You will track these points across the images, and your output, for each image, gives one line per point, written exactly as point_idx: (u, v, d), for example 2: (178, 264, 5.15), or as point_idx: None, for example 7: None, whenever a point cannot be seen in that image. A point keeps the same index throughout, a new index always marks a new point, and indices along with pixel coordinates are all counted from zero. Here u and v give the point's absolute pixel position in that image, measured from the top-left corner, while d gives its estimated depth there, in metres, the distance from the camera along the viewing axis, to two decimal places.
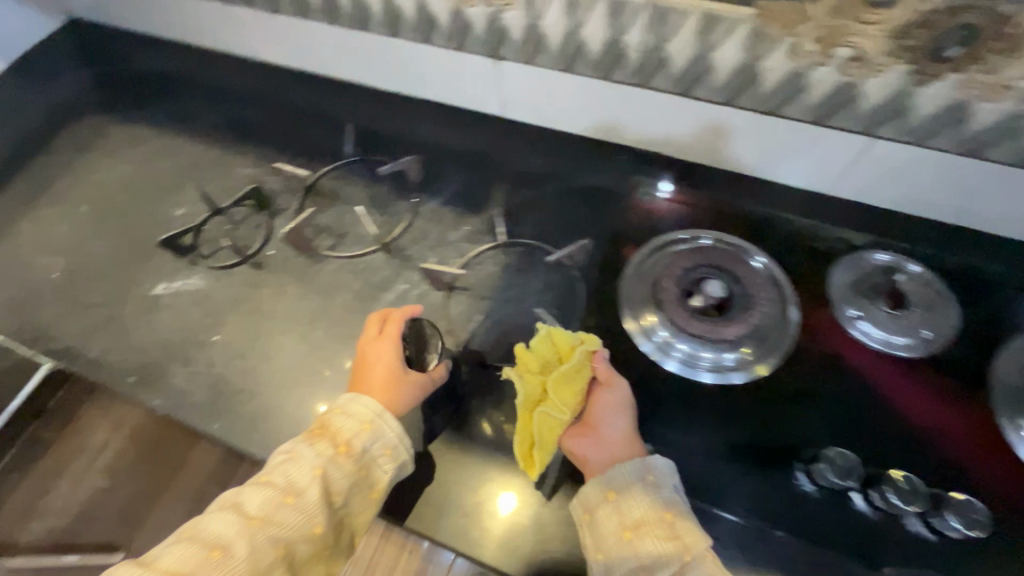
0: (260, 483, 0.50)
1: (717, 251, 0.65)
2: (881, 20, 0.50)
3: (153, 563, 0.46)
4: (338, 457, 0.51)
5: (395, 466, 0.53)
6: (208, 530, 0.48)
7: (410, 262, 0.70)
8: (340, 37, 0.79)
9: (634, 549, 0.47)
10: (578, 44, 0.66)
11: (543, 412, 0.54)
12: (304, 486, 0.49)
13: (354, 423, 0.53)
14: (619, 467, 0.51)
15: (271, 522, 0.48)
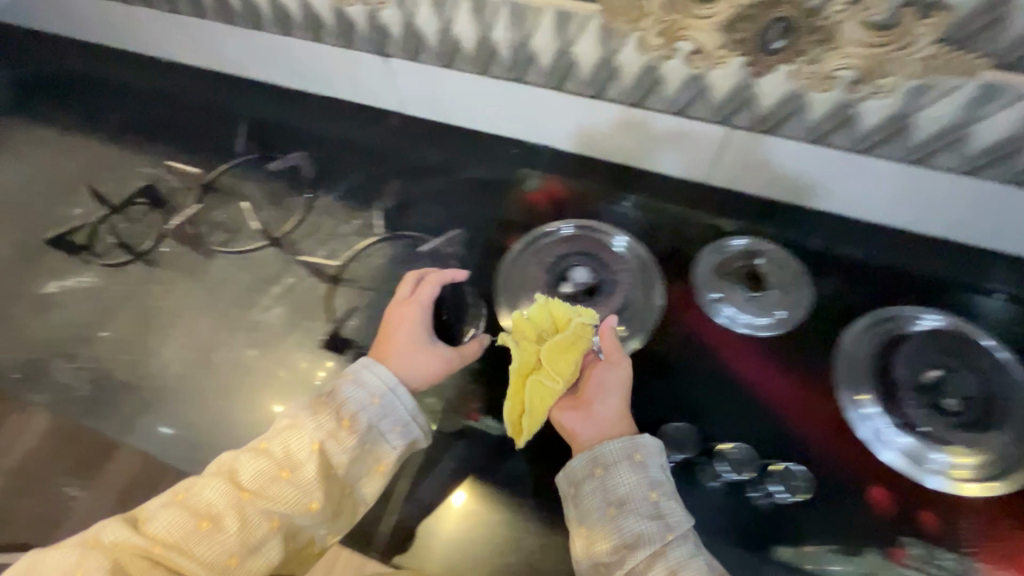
0: (259, 455, 0.50)
1: (585, 238, 0.67)
2: (709, 15, 0.53)
3: (149, 526, 0.48)
4: (338, 432, 0.51)
5: (403, 443, 0.53)
6: (202, 498, 0.48)
7: (298, 256, 0.71)
8: (235, 35, 0.80)
9: (619, 526, 0.47)
10: (453, 41, 0.68)
11: (537, 379, 0.55)
12: (301, 461, 0.50)
13: (364, 399, 0.52)
14: (608, 443, 0.50)
15: (263, 496, 0.49)
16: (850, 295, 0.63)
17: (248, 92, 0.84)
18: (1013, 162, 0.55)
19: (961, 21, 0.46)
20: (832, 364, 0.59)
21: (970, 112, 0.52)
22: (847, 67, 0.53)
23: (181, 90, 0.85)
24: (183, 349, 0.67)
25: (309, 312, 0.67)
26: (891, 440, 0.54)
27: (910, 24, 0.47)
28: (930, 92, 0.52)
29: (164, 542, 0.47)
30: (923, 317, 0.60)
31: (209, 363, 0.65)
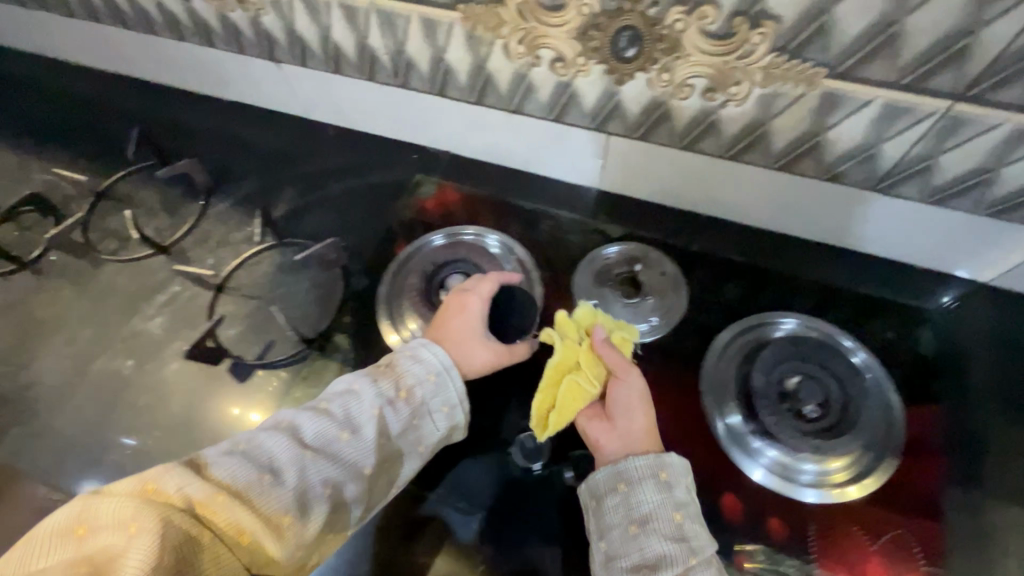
0: (323, 412, 0.49)
1: (464, 246, 0.67)
2: (561, 23, 0.53)
3: (211, 472, 0.43)
4: (396, 401, 0.50)
5: (445, 427, 0.52)
6: (263, 450, 0.46)
7: (185, 265, 0.71)
8: (132, 39, 0.79)
9: (642, 549, 0.44)
10: (335, 47, 0.68)
11: (573, 379, 0.54)
12: (363, 424, 0.49)
13: (422, 374, 0.52)
14: (634, 458, 0.48)
15: (324, 454, 0.47)
16: (726, 302, 0.64)
17: (151, 98, 0.83)
18: (869, 169, 0.55)
19: (790, 31, 0.46)
20: (698, 370, 0.59)
21: (819, 121, 0.53)
22: (698, 75, 0.52)
23: (83, 97, 0.84)
24: (61, 360, 0.66)
25: (190, 322, 0.67)
26: (758, 452, 0.54)
27: (744, 33, 0.47)
28: (779, 100, 0.52)
29: (229, 491, 0.42)
30: (781, 323, 0.61)
31: (85, 374, 0.65)
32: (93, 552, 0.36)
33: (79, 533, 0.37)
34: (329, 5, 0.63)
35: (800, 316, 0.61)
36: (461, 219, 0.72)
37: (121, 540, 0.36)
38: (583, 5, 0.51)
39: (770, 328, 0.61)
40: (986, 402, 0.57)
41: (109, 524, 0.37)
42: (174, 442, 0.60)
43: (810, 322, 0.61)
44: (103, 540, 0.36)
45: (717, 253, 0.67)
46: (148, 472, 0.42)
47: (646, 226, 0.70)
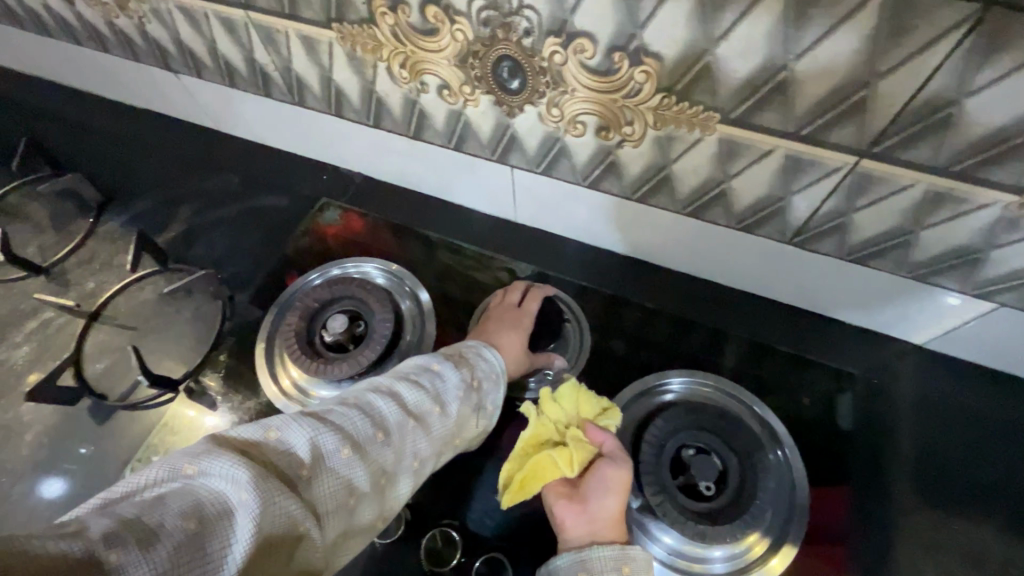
0: (416, 382, 0.44)
1: (350, 281, 0.61)
2: (438, 49, 0.47)
3: (325, 421, 0.38)
4: (471, 389, 0.47)
5: (485, 428, 0.49)
6: (373, 408, 0.41)
7: (65, 289, 0.66)
8: (29, 40, 0.74)
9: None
10: (225, 60, 0.62)
11: (551, 456, 0.46)
12: (450, 402, 0.45)
13: (486, 369, 0.49)
14: (599, 548, 0.43)
15: (422, 424, 0.42)
16: (634, 356, 0.58)
17: (50, 103, 0.78)
18: (782, 222, 0.50)
19: (674, 71, 0.40)
20: None
21: (722, 168, 0.47)
22: (587, 112, 0.47)
23: None
24: None
25: (60, 353, 0.62)
26: (662, 544, 0.48)
27: (627, 70, 0.42)
28: (676, 144, 0.46)
29: (347, 444, 0.37)
30: (668, 385, 0.56)
31: None
32: (199, 500, 0.29)
33: (190, 473, 0.30)
34: (207, 16, 0.57)
35: (691, 375, 0.56)
36: (364, 248, 0.67)
37: (234, 497, 0.30)
38: (455, 30, 0.45)
39: (658, 389, 0.55)
40: (901, 481, 0.52)
41: (229, 474, 0.31)
42: (25, 487, 0.56)
43: (701, 382, 0.55)
44: (217, 488, 0.30)
45: (632, 298, 0.62)
46: (268, 420, 0.36)
47: (559, 264, 0.64)
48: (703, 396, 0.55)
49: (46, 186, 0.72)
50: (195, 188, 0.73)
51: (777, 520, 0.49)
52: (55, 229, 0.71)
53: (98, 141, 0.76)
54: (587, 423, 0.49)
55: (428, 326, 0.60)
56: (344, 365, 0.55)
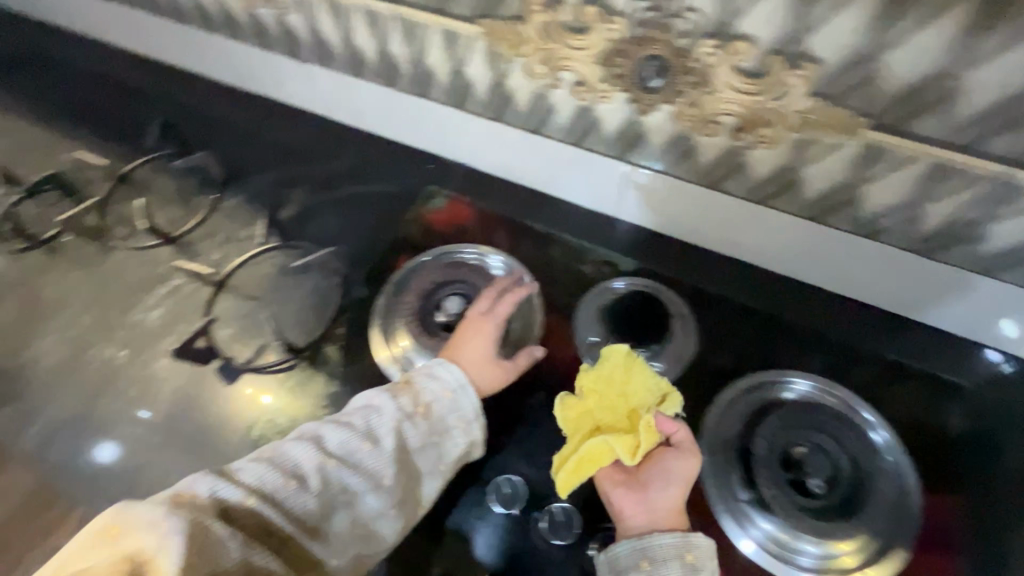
0: (344, 425, 0.50)
1: (467, 269, 0.65)
2: (585, 46, 0.50)
3: (238, 476, 0.45)
4: (415, 416, 0.51)
5: (464, 442, 0.52)
6: (289, 458, 0.47)
7: (191, 259, 0.71)
8: (169, 28, 0.81)
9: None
10: (356, 51, 0.66)
11: (609, 444, 0.49)
12: (382, 436, 0.49)
13: (435, 390, 0.52)
14: (660, 536, 0.45)
15: (348, 462, 0.48)
16: (739, 354, 0.59)
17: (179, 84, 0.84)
18: (910, 229, 0.51)
19: (833, 76, 0.42)
20: (701, 425, 0.55)
21: (858, 172, 0.48)
22: (726, 113, 0.49)
23: (119, 79, 0.86)
24: (61, 342, 0.67)
25: (189, 316, 0.67)
26: (757, 534, 0.49)
27: (781, 73, 0.43)
28: (813, 148, 0.48)
29: (258, 493, 0.44)
30: (791, 384, 0.56)
31: (83, 359, 0.65)
32: (126, 552, 0.36)
33: (115, 534, 0.37)
34: (353, 8, 0.61)
35: (815, 379, 0.56)
36: (469, 236, 0.70)
37: (159, 534, 0.37)
38: (608, 30, 0.47)
39: (781, 387, 0.56)
40: (1018, 501, 0.51)
41: (142, 525, 0.38)
42: (157, 435, 0.60)
43: (825, 387, 0.56)
44: (143, 537, 0.37)
45: (738, 298, 0.62)
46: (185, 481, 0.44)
47: (664, 261, 0.65)
48: (824, 400, 0.55)
49: (180, 162, 0.78)
50: (309, 171, 0.77)
51: (877, 528, 0.49)
52: (181, 201, 0.76)
53: (222, 122, 0.81)
54: (659, 414, 0.51)
55: (535, 317, 0.62)
56: None
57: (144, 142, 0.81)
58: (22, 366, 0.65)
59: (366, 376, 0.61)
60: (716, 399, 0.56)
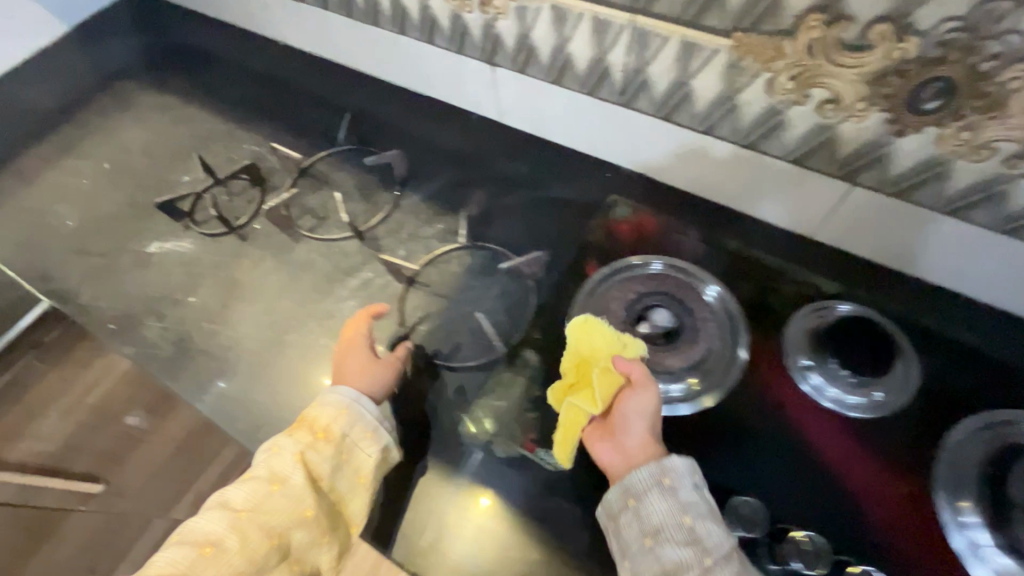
0: (247, 478, 0.54)
1: (681, 283, 0.64)
2: (858, 64, 0.48)
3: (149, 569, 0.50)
4: (317, 443, 0.55)
5: (376, 450, 0.57)
6: (199, 530, 0.52)
7: (379, 253, 0.73)
8: (358, 31, 0.84)
9: (686, 565, 0.45)
10: (566, 57, 0.66)
11: (574, 402, 0.53)
12: (289, 473, 0.54)
13: (333, 413, 0.57)
14: (636, 472, 0.49)
15: (259, 511, 0.52)
16: (966, 392, 0.57)
17: (362, 88, 0.88)
18: None
19: None
20: (937, 455, 0.54)
21: None
22: (1010, 139, 0.47)
23: (308, 83, 0.91)
24: (260, 326, 0.69)
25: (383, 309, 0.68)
26: (996, 565, 0.48)
27: None
28: None
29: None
30: None
31: (282, 344, 0.67)
32: None
33: None
34: (580, 17, 0.61)
35: None
36: (657, 248, 0.69)
37: None
38: (895, 49, 0.46)
39: None
40: None
41: None
42: None
43: None
44: None
45: (960, 335, 0.60)
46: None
47: (876, 290, 0.63)
48: None
49: (372, 160, 0.79)
50: (489, 176, 0.79)
51: None
52: (364, 195, 0.79)
53: (405, 124, 0.84)
54: (615, 357, 0.54)
55: (743, 335, 0.61)
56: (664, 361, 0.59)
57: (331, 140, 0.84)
58: (225, 346, 0.68)
59: None
60: (947, 435, 0.55)
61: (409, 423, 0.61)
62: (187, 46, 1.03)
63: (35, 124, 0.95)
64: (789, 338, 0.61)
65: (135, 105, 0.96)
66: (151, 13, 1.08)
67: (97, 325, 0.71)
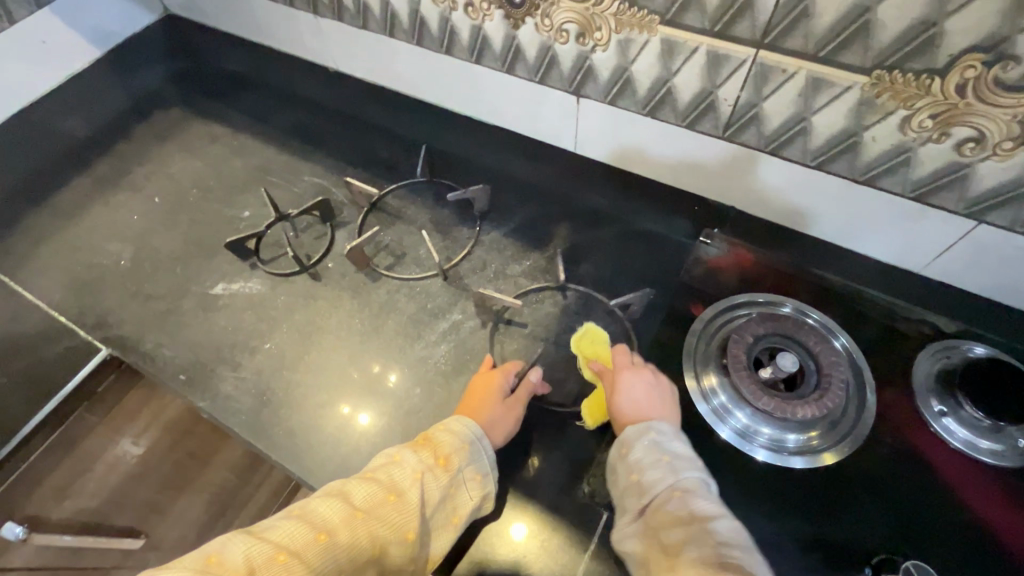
0: (369, 478, 0.51)
1: (810, 326, 0.61)
2: (1012, 105, 0.47)
3: (267, 534, 0.47)
4: (435, 469, 0.52)
5: (477, 496, 0.52)
6: (316, 513, 0.49)
7: (466, 293, 0.69)
8: (428, 60, 0.81)
9: (637, 509, 0.49)
10: (667, 90, 0.64)
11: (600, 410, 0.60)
12: (406, 489, 0.51)
13: (458, 443, 0.54)
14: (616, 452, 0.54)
15: (372, 516, 0.49)
16: None
17: (431, 121, 0.86)
18: None
19: None
20: None
21: None
22: None
23: (374, 117, 0.89)
24: (348, 374, 0.65)
25: (477, 354, 0.65)
26: None
27: None
28: None
29: (287, 551, 0.46)
30: None
31: (370, 394, 0.64)
32: None
33: None
34: (694, 51, 0.58)
35: None
36: (759, 285, 0.67)
37: None
38: None
39: None
40: None
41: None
42: None
43: None
44: None
45: None
46: (211, 546, 0.46)
47: (995, 330, 0.62)
48: None
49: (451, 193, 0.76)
50: (570, 212, 0.76)
51: None
52: (442, 230, 0.75)
53: (479, 159, 0.82)
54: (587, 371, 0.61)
55: (871, 387, 0.59)
56: (790, 408, 0.56)
57: (400, 175, 0.82)
58: (311, 396, 0.64)
59: (686, 431, 0.58)
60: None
61: (517, 479, 0.57)
62: (234, 74, 0.99)
63: (76, 154, 0.90)
64: (920, 372, 0.59)
65: (182, 135, 0.91)
66: (190, 37, 1.04)
67: (165, 375, 0.66)
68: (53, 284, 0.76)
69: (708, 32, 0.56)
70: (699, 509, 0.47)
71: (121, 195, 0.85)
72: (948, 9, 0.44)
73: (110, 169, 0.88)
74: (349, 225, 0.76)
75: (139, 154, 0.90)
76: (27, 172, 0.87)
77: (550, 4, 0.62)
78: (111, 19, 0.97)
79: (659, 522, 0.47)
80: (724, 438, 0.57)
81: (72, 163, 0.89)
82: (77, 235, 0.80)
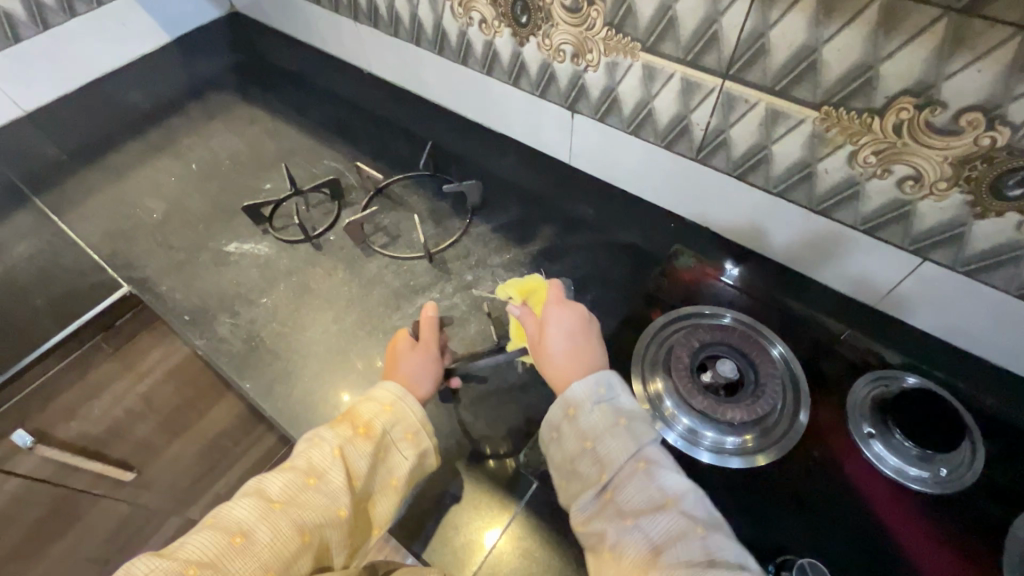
0: (285, 470, 0.54)
1: (752, 337, 0.65)
2: (942, 147, 0.51)
3: (175, 552, 0.48)
4: (356, 439, 0.55)
5: (413, 455, 0.57)
6: (229, 517, 0.50)
7: (447, 275, 0.76)
8: (445, 68, 0.89)
9: (601, 483, 0.51)
10: (648, 111, 0.70)
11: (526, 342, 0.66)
12: (326, 468, 0.53)
13: (376, 408, 0.58)
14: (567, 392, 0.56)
15: (293, 504, 0.51)
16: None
17: (445, 124, 0.95)
18: None
19: None
20: (994, 542, 0.53)
21: None
22: None
23: (395, 116, 0.98)
24: (329, 332, 0.72)
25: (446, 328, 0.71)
26: None
27: None
28: None
29: (198, 564, 0.47)
30: None
31: (346, 352, 0.70)
32: None
33: None
34: (669, 76, 0.64)
35: None
36: (716, 299, 0.71)
37: None
38: (986, 135, 0.49)
39: None
40: None
41: None
42: None
43: None
44: None
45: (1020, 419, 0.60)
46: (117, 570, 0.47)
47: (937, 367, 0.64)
48: None
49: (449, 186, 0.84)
50: (555, 215, 0.83)
51: None
52: (435, 217, 0.82)
53: (482, 160, 0.90)
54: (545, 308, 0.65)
55: (807, 400, 0.62)
56: (727, 411, 0.59)
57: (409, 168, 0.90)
58: (294, 347, 0.71)
59: None
60: (1016, 521, 0.54)
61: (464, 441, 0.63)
62: (282, 67, 1.11)
63: (133, 120, 1.02)
64: (857, 398, 0.62)
65: (226, 113, 1.03)
66: (250, 34, 1.17)
67: (172, 313, 0.75)
68: (94, 227, 0.86)
69: (682, 60, 0.62)
70: (668, 488, 0.50)
71: (165, 159, 0.96)
72: (882, 54, 0.49)
73: (160, 136, 0.99)
74: (356, 205, 0.85)
75: (186, 126, 1.01)
76: (90, 131, 0.99)
77: (550, 25, 0.70)
78: (183, 8, 1.10)
79: (628, 499, 0.50)
80: (669, 441, 0.60)
81: (128, 128, 1.01)
82: (121, 189, 0.91)
